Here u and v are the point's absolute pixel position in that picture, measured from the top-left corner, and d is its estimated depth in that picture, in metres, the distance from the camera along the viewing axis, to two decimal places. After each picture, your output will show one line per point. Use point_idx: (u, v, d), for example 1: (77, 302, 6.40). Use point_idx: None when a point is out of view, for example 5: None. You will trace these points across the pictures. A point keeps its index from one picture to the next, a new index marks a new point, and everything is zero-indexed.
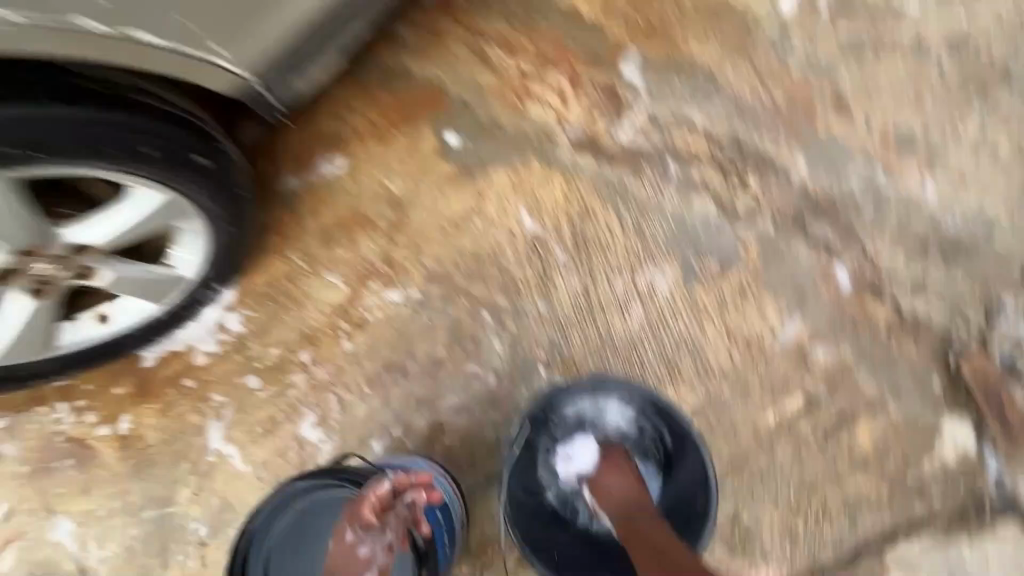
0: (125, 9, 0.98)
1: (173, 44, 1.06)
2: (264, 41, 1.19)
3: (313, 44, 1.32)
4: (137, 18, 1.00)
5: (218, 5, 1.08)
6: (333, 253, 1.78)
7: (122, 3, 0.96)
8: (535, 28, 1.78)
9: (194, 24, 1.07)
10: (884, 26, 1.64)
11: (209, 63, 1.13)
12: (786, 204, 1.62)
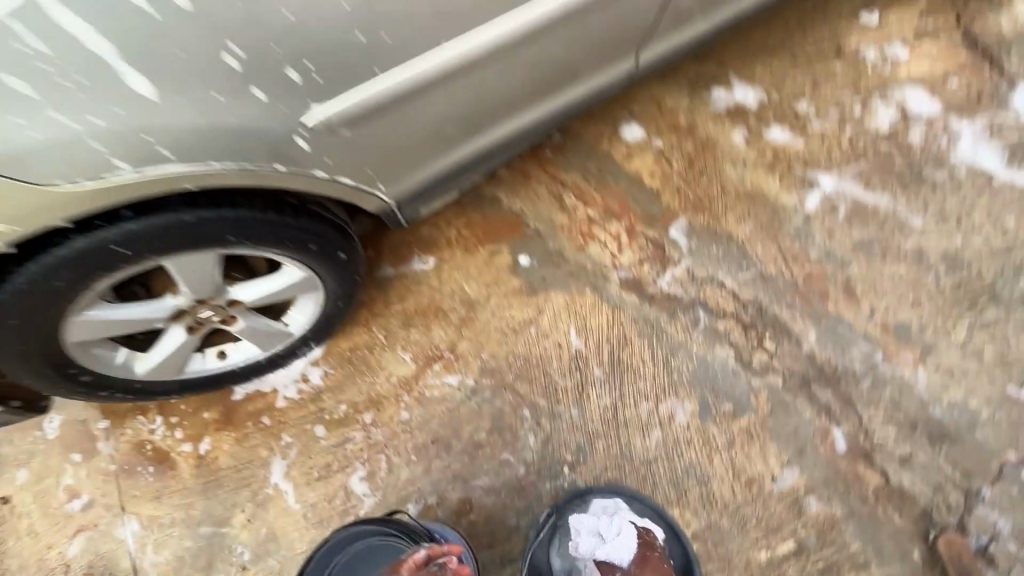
0: (338, 161, 1.28)
1: (355, 182, 1.37)
2: (411, 181, 1.52)
3: (443, 180, 1.67)
4: (343, 167, 1.31)
5: (393, 159, 1.40)
6: (409, 333, 2.13)
7: (338, 158, 1.27)
8: (606, 186, 2.22)
9: (372, 170, 1.39)
10: (891, 237, 2.00)
11: (371, 193, 1.45)
12: (796, 366, 1.90)
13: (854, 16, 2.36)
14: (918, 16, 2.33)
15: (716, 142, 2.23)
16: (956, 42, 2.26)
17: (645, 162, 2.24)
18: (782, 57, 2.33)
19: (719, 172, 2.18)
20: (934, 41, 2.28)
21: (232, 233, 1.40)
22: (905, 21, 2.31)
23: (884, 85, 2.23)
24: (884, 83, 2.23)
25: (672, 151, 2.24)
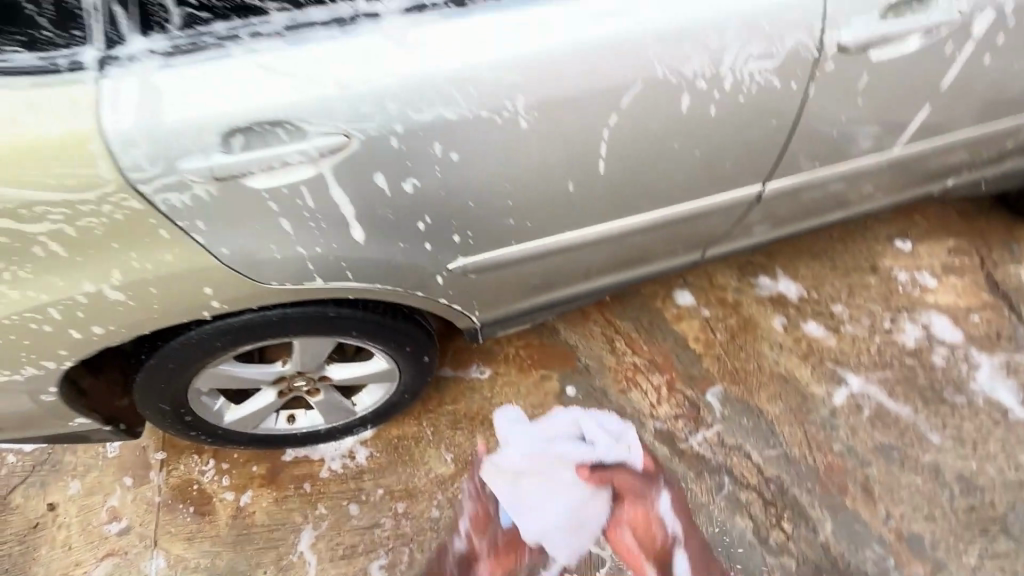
0: (456, 295, 1.58)
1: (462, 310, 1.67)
2: (501, 313, 1.80)
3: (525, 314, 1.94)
4: (458, 300, 1.60)
5: (495, 298, 1.69)
6: (454, 434, 2.32)
7: (459, 293, 1.57)
8: (654, 340, 2.49)
9: (477, 304, 1.68)
10: (911, 447, 2.17)
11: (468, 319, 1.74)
12: (810, 554, 2.00)
13: (889, 241, 2.72)
14: (946, 252, 2.68)
15: (757, 322, 2.51)
16: (979, 283, 2.58)
17: (692, 327, 2.52)
18: (823, 262, 2.68)
19: (757, 350, 2.43)
20: (959, 277, 2.60)
21: (354, 327, 1.69)
22: (935, 255, 2.66)
23: (912, 306, 2.52)
24: (912, 304, 2.53)
25: (717, 322, 2.53)
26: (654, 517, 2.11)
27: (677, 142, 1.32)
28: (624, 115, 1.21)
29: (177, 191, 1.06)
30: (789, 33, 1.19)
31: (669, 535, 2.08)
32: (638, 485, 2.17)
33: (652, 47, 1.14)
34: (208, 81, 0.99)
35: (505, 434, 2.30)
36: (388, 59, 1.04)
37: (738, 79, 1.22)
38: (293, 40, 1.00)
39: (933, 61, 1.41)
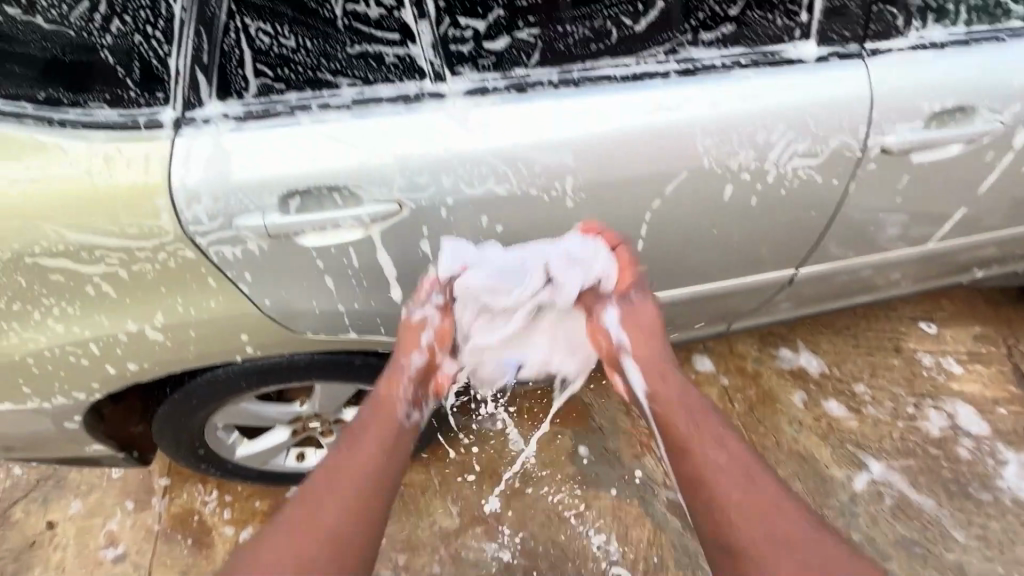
0: None
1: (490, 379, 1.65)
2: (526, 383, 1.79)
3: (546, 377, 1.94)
4: None
5: (523, 369, 1.68)
6: (462, 485, 2.27)
7: None
8: None
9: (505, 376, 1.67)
10: (934, 543, 2.09)
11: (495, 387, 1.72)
12: None
13: (913, 322, 2.70)
14: (972, 338, 2.64)
15: (777, 395, 2.47)
16: (1006, 373, 2.53)
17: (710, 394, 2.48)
18: (845, 338, 2.65)
19: (776, 425, 2.39)
20: (985, 366, 2.56)
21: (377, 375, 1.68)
22: (960, 340, 2.62)
23: (937, 391, 2.47)
24: (937, 389, 2.48)
25: (736, 392, 2.49)
26: (686, 414, 1.26)
27: (714, 228, 1.34)
28: (666, 202, 1.23)
29: (232, 244, 1.09)
30: (834, 135, 1.21)
31: (714, 426, 1.22)
32: (654, 346, 1.36)
33: (702, 142, 1.16)
34: (277, 145, 1.03)
35: (462, 252, 1.16)
36: (449, 139, 1.07)
37: (780, 174, 1.25)
38: (361, 114, 1.05)
39: (973, 164, 1.42)
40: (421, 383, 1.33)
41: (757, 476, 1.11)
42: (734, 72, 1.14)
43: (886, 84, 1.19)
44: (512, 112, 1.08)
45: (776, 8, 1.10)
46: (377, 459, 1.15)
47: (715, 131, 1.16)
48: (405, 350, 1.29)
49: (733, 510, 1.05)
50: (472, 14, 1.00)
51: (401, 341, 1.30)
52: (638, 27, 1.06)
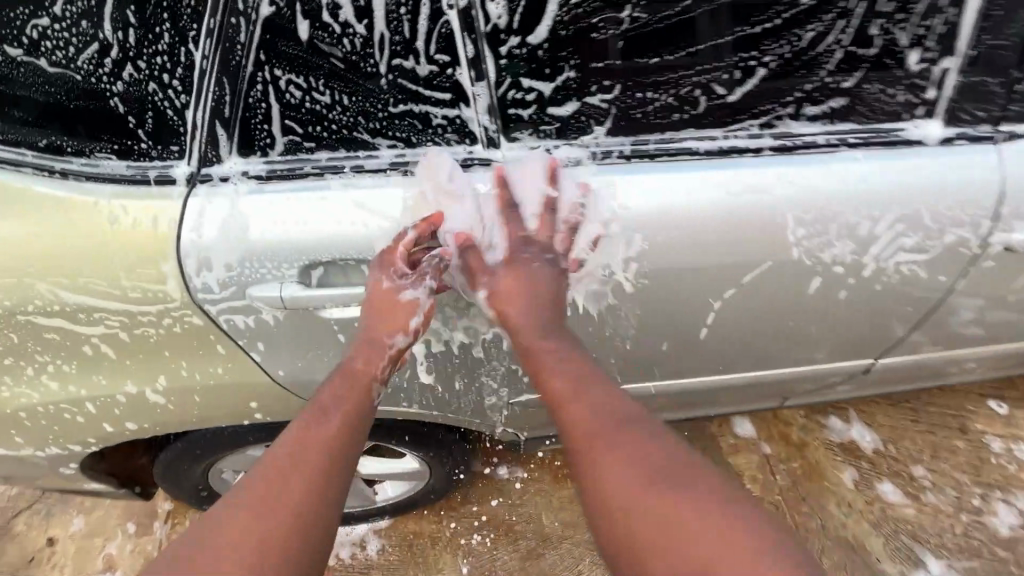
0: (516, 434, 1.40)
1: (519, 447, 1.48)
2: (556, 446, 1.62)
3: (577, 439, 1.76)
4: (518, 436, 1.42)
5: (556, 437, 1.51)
6: (474, 541, 2.12)
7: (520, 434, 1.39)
8: None
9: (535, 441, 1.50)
10: None
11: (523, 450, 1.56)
12: None
13: (982, 400, 2.44)
14: None
15: (824, 471, 2.25)
16: None
17: (748, 463, 2.29)
18: (903, 412, 2.42)
19: (821, 505, 2.17)
20: None
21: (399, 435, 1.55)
22: None
23: (1008, 484, 2.21)
24: (1007, 481, 2.22)
25: (778, 462, 2.29)
26: (588, 382, 0.88)
27: (793, 320, 1.15)
28: (741, 292, 1.06)
29: (245, 313, 0.97)
30: (951, 229, 1.02)
31: (603, 386, 0.88)
32: (546, 315, 0.95)
33: (793, 229, 0.99)
34: (301, 210, 0.90)
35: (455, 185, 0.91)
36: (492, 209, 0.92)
37: (879, 269, 1.06)
38: (399, 180, 0.90)
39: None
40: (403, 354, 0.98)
41: (651, 439, 0.79)
42: (838, 151, 0.96)
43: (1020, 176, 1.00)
44: (572, 185, 0.92)
45: (900, 82, 0.91)
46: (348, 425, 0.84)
47: (809, 218, 0.98)
48: (375, 315, 0.91)
49: (621, 490, 0.74)
50: (537, 75, 0.84)
51: (369, 307, 0.91)
52: (731, 97, 0.90)
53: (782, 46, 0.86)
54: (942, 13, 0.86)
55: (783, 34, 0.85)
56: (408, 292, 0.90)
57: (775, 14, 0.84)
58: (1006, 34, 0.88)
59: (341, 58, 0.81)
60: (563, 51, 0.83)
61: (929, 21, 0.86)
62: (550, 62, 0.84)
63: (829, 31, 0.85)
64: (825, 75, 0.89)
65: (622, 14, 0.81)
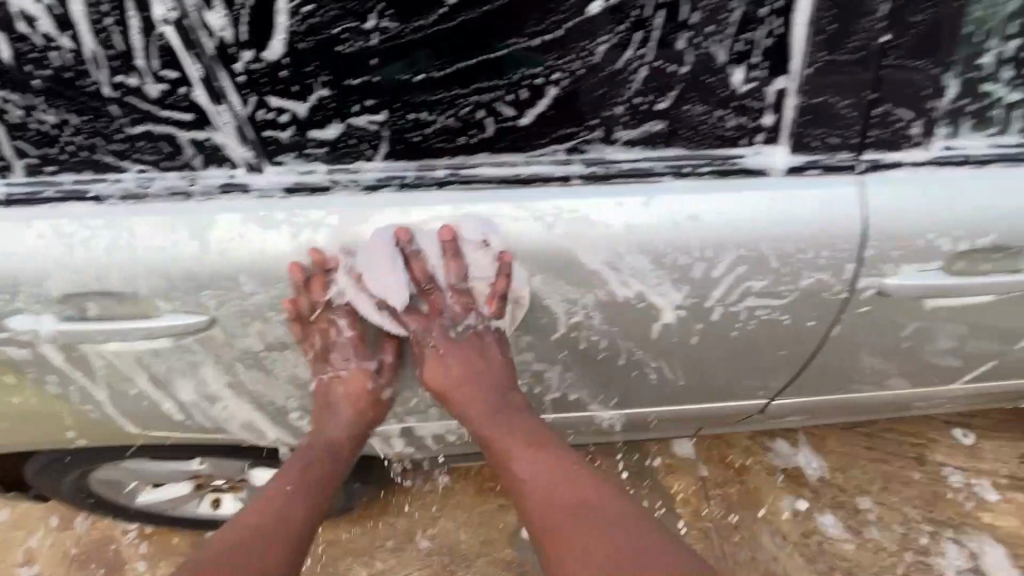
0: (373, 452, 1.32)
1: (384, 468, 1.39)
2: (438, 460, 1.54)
3: (469, 459, 1.63)
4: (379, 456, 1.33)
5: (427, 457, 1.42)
6: (376, 561, 1.89)
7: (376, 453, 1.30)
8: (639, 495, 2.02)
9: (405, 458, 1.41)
10: None
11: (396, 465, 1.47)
12: None
13: (945, 428, 2.23)
14: (1018, 460, 2.14)
15: (763, 499, 2.07)
16: None
17: (683, 486, 2.10)
18: (856, 437, 2.22)
19: (754, 533, 2.00)
20: None
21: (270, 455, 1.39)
22: (1002, 460, 2.13)
23: (961, 522, 2.01)
24: (961, 519, 2.02)
25: (714, 487, 2.09)
26: (508, 419, 1.00)
27: (645, 363, 1.02)
28: (567, 331, 0.94)
29: (13, 342, 0.90)
30: (805, 272, 0.89)
31: (520, 420, 1.01)
32: (485, 391, 0.99)
33: (607, 270, 0.86)
34: (47, 237, 0.82)
35: (351, 227, 0.83)
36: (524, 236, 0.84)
37: (727, 312, 0.93)
38: (151, 205, 0.82)
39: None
40: (359, 396, 1.05)
41: (571, 473, 0.96)
42: (662, 181, 0.83)
43: (887, 214, 0.85)
44: (344, 217, 0.83)
45: (726, 104, 0.78)
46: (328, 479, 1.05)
47: (628, 259, 0.85)
48: (340, 407, 1.06)
49: (556, 516, 0.91)
50: (285, 93, 0.74)
51: (334, 398, 1.06)
52: (523, 120, 0.78)
53: (572, 62, 0.73)
54: (766, 23, 0.72)
55: (570, 46, 0.72)
56: (382, 391, 1.07)
57: (556, 23, 0.71)
58: (849, 48, 0.73)
59: (55, 76, 0.72)
60: (307, 66, 0.72)
61: (748, 33, 0.72)
62: (295, 79, 0.73)
63: (627, 44, 0.72)
64: (632, 95, 0.76)
65: (368, 24, 0.70)
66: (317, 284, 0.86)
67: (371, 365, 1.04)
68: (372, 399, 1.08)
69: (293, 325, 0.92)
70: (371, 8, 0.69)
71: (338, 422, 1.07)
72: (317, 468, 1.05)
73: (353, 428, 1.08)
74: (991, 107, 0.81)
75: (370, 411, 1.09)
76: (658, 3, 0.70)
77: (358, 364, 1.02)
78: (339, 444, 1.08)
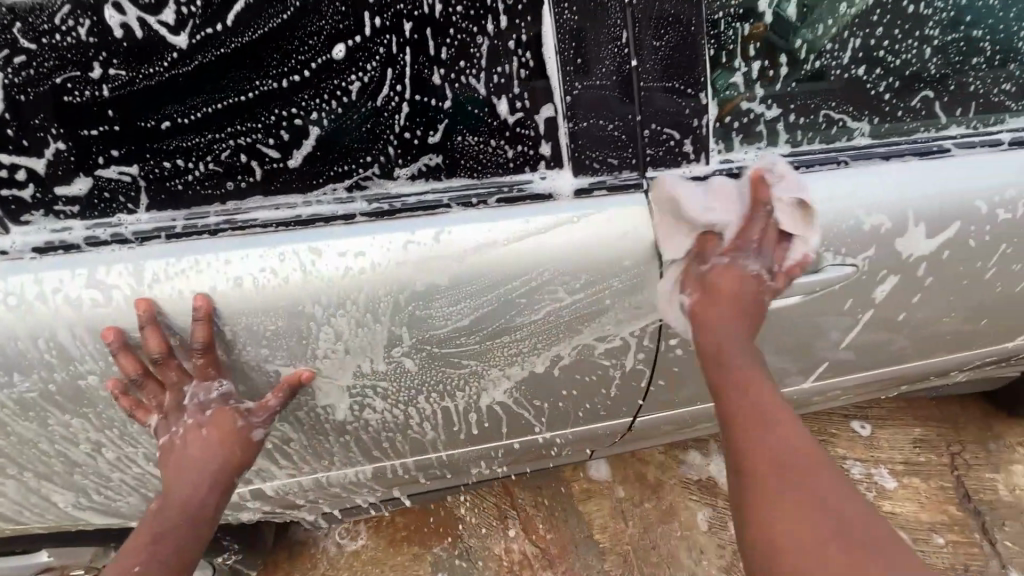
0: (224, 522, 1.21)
1: None
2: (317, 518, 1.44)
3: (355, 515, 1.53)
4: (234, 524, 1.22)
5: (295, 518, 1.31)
6: None
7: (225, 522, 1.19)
8: (557, 527, 1.93)
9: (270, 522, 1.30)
10: None
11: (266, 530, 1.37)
12: None
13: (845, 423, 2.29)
14: (913, 444, 2.31)
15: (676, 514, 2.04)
16: (950, 491, 2.17)
17: (601, 511, 1.99)
18: None
19: (674, 553, 1.90)
20: (924, 480, 2.21)
21: (107, 542, 1.23)
22: (897, 447, 2.29)
23: None
24: None
25: (630, 508, 1.99)
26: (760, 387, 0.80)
27: (480, 393, 1.01)
28: (389, 370, 0.93)
29: None
30: (611, 294, 0.91)
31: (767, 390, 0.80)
32: (745, 319, 0.87)
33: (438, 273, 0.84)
34: None
35: (110, 291, 0.77)
36: (309, 277, 0.80)
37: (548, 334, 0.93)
38: None
39: (842, 306, 1.03)
40: (226, 434, 0.84)
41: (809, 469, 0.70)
42: (450, 212, 0.82)
43: (675, 227, 0.87)
44: (103, 288, 0.77)
45: (498, 134, 0.79)
46: (182, 552, 0.80)
47: (442, 261, 0.83)
48: (198, 453, 0.84)
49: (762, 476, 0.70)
50: (17, 149, 0.69)
51: (183, 448, 0.84)
52: (291, 161, 0.75)
53: (328, 100, 0.72)
54: (515, 55, 0.73)
55: (322, 86, 0.71)
56: (253, 435, 0.87)
57: (300, 65, 0.70)
58: (599, 73, 0.76)
59: None
60: (34, 119, 0.68)
61: (499, 66, 0.74)
62: (24, 134, 0.69)
63: (381, 81, 0.72)
64: (399, 129, 0.76)
65: (94, 74, 0.67)
66: (153, 342, 0.77)
67: (236, 408, 0.85)
68: (244, 445, 0.86)
69: (125, 399, 0.81)
70: (94, 56, 0.67)
71: (200, 475, 0.83)
72: (172, 529, 0.80)
73: (219, 478, 0.84)
74: (754, 123, 0.85)
75: (241, 457, 0.87)
76: (402, 40, 0.71)
77: (213, 403, 0.84)
78: (202, 503, 0.83)
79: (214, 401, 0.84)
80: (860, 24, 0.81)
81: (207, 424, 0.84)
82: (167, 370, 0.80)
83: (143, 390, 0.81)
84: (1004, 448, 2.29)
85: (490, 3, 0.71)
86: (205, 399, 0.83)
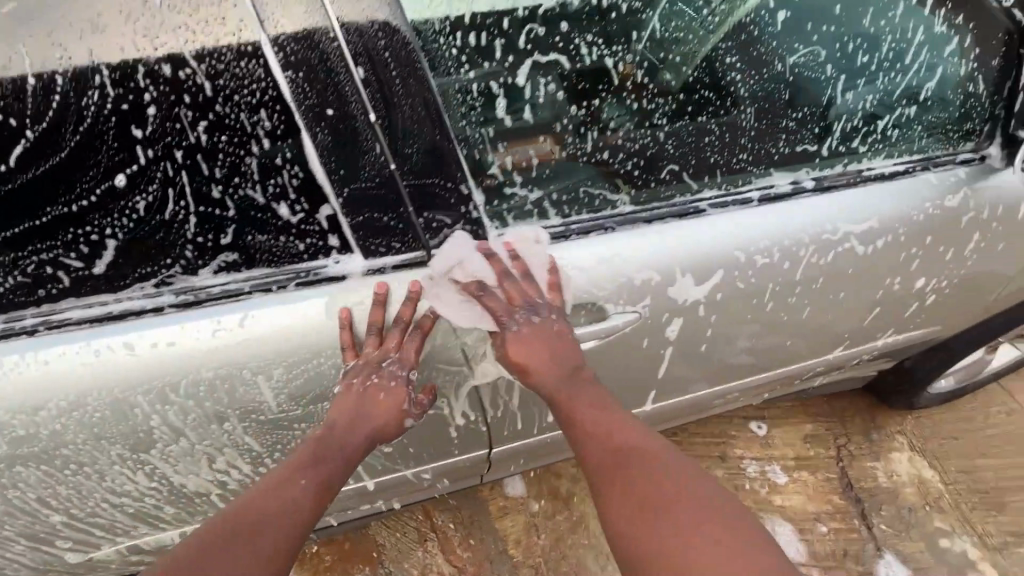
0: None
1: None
2: None
3: None
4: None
5: None
6: None
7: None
8: (474, 547, 2.22)
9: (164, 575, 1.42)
10: None
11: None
12: None
13: (742, 424, 2.47)
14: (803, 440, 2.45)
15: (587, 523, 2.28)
16: (835, 482, 2.34)
17: (516, 525, 2.28)
18: None
19: (582, 562, 2.19)
20: (812, 473, 2.37)
21: None
22: (789, 444, 2.43)
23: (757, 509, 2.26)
24: (758, 506, 2.28)
25: (543, 522, 2.29)
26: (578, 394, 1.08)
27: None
28: (229, 438, 1.04)
29: None
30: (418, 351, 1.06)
31: (588, 391, 1.08)
32: (568, 360, 1.06)
33: (273, 349, 0.95)
34: None
35: None
36: (125, 365, 0.91)
37: None
38: None
39: (641, 344, 1.18)
40: (394, 410, 1.02)
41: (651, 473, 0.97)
42: (253, 298, 0.94)
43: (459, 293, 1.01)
44: None
45: (285, 231, 0.90)
46: (330, 478, 0.98)
47: (357, 310, 0.98)
48: (366, 410, 1.02)
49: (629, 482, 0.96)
50: None
51: (365, 402, 1.01)
52: (95, 269, 0.85)
53: (119, 218, 0.83)
54: (284, 169, 0.85)
55: (111, 207, 0.82)
56: (407, 420, 1.05)
57: (87, 191, 0.80)
58: (363, 178, 0.88)
59: None
60: None
61: (272, 179, 0.85)
62: None
63: (163, 200, 0.83)
64: (192, 236, 0.87)
65: None
66: (406, 310, 0.98)
67: (410, 394, 1.03)
68: (398, 424, 1.05)
69: (348, 335, 0.97)
70: None
71: (364, 431, 1.02)
72: (330, 461, 0.99)
73: (379, 432, 1.03)
74: (521, 205, 1.00)
75: (390, 429, 1.04)
76: (176, 165, 0.81)
77: (400, 380, 1.01)
78: (359, 445, 1.02)
79: (404, 380, 1.01)
80: (594, 120, 0.95)
81: (381, 392, 1.01)
82: (394, 338, 0.99)
83: (371, 339, 0.98)
84: (885, 437, 2.47)
85: (251, 130, 0.81)
86: (397, 376, 1.01)
